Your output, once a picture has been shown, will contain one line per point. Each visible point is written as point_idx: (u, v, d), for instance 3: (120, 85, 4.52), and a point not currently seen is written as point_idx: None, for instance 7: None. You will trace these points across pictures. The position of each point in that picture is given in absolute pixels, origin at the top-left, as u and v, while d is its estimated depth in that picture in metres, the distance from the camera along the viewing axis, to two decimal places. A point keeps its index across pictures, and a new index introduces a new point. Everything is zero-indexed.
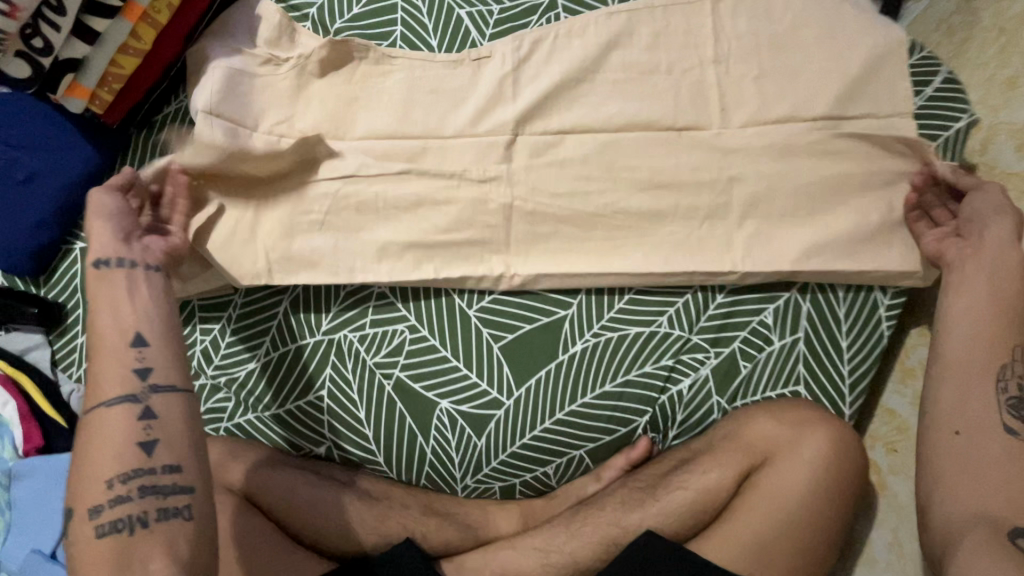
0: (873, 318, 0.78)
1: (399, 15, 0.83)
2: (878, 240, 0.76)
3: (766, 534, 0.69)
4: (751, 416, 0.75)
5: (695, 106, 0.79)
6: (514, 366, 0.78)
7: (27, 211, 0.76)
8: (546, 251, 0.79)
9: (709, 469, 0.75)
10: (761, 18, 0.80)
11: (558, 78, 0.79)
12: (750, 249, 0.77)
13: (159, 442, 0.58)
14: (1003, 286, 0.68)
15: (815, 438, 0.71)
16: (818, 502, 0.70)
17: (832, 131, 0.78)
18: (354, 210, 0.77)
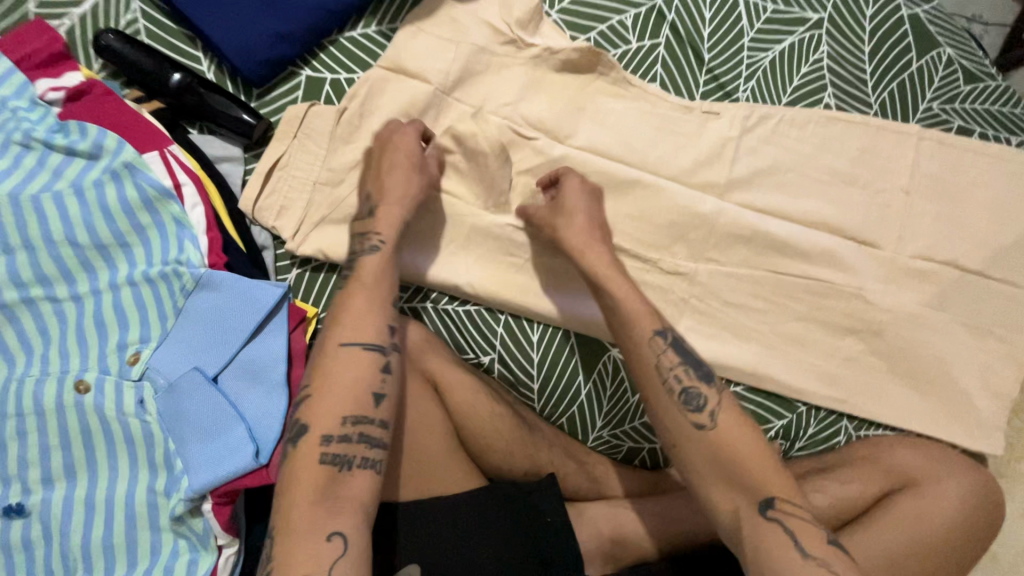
0: (953, 408, 0.85)
1: (660, 42, 0.83)
2: (996, 362, 0.86)
3: (901, 552, 0.74)
4: (885, 445, 0.81)
5: (891, 177, 0.86)
6: (687, 337, 0.80)
7: (279, 20, 0.71)
8: (744, 263, 0.82)
9: (846, 481, 0.79)
10: (967, 142, 0.87)
11: (772, 159, 0.83)
12: (904, 302, 0.85)
13: (385, 397, 0.60)
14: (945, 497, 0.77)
15: (961, 478, 0.78)
16: (952, 537, 0.76)
17: (1010, 231, 0.86)
18: (582, 140, 0.79)
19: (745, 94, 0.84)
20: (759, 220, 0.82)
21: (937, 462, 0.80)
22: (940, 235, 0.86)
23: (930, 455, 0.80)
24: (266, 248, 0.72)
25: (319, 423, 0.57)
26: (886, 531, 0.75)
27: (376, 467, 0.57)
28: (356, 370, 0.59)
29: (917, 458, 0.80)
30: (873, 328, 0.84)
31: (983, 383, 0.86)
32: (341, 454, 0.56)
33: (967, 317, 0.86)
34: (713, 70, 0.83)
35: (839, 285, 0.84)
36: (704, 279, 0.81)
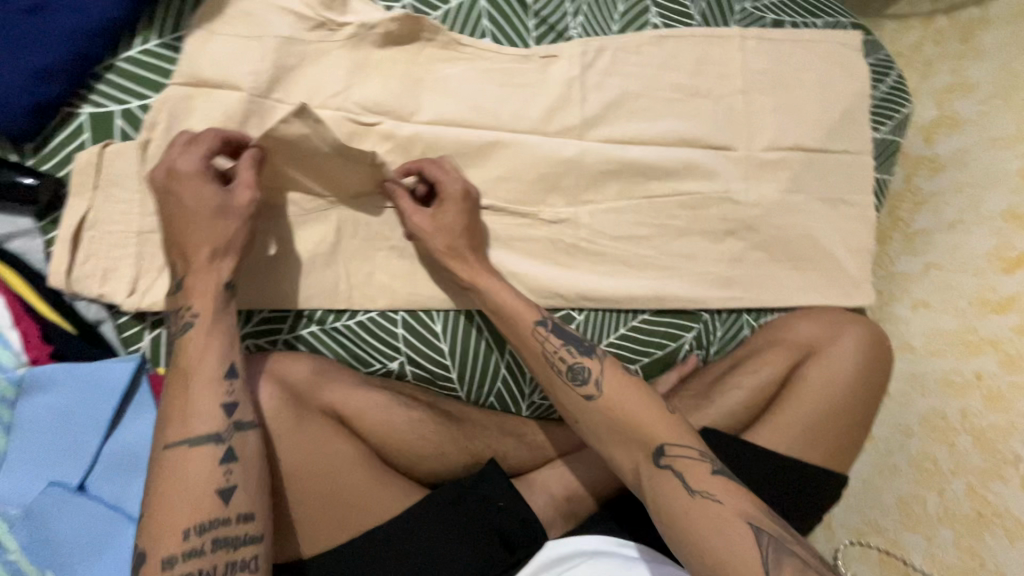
0: (828, 275, 0.94)
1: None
2: (850, 225, 0.96)
3: (818, 418, 0.80)
4: (785, 324, 0.87)
5: (725, 81, 0.91)
6: (586, 282, 0.81)
7: (28, 54, 0.59)
8: (619, 196, 0.83)
9: (759, 366, 0.85)
10: (779, 35, 0.94)
11: (619, 89, 0.84)
12: (768, 193, 0.91)
13: (237, 487, 0.53)
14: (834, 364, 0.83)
15: (851, 331, 0.85)
16: (857, 387, 0.82)
17: (830, 107, 0.96)
18: (428, 112, 0.74)
19: (577, 30, 0.83)
20: (621, 152, 0.83)
21: (828, 323, 0.87)
22: (780, 125, 0.93)
23: (819, 329, 0.86)
24: (103, 321, 0.61)
25: (161, 544, 0.50)
26: (799, 403, 0.80)
27: (248, 566, 0.52)
28: (198, 471, 0.52)
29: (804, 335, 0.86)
30: (748, 224, 0.90)
31: (846, 246, 0.95)
32: (195, 573, 0.49)
33: (820, 192, 0.94)
34: (540, 12, 0.82)
35: (709, 193, 0.88)
36: (588, 221, 0.81)
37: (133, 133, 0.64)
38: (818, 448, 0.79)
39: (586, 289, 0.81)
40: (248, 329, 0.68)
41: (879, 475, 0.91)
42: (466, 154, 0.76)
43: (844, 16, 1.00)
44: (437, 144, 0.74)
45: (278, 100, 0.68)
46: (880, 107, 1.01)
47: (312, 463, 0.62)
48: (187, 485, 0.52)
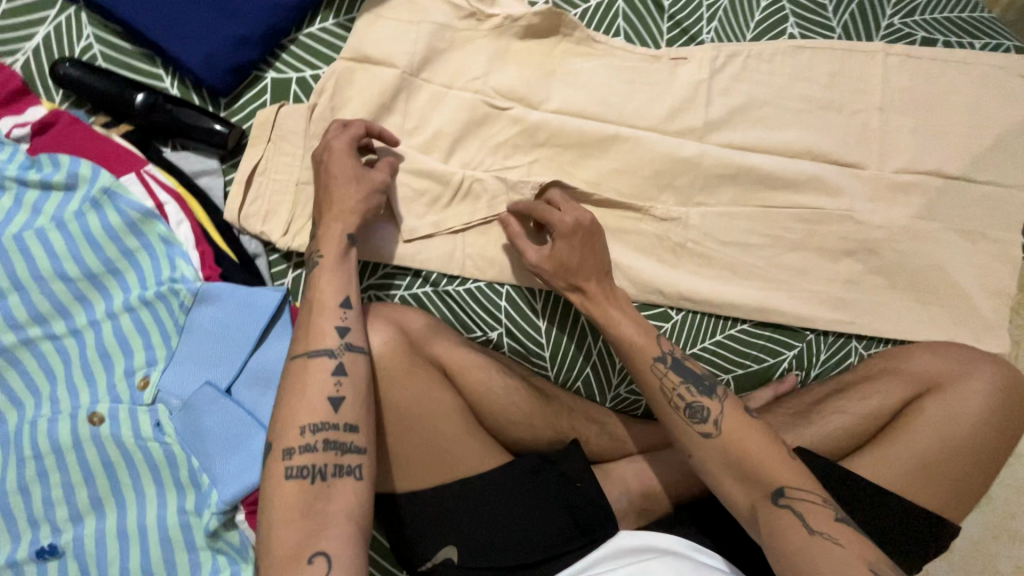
0: (952, 312, 0.88)
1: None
2: (988, 262, 0.88)
3: (930, 457, 0.73)
4: (902, 356, 0.81)
5: (862, 97, 0.87)
6: (689, 282, 0.81)
7: (237, 23, 0.71)
8: (734, 202, 0.82)
9: (867, 397, 0.79)
10: (930, 54, 0.89)
11: (746, 96, 0.83)
12: (897, 217, 0.86)
13: (345, 399, 0.59)
14: (963, 406, 0.75)
15: (985, 372, 0.77)
16: (983, 433, 0.74)
17: (981, 134, 0.89)
18: (556, 102, 0.79)
19: (710, 36, 0.84)
20: (742, 158, 0.82)
21: (958, 360, 0.79)
22: (918, 147, 0.87)
23: (944, 366, 0.79)
24: (259, 255, 0.71)
25: (285, 435, 0.57)
26: (909, 437, 0.74)
27: (354, 471, 0.57)
28: (316, 379, 0.59)
29: (927, 370, 0.79)
30: (870, 246, 0.85)
31: (980, 285, 0.88)
32: (306, 467, 0.56)
33: (957, 222, 0.88)
34: (675, 15, 0.83)
35: (830, 209, 0.84)
36: (699, 222, 0.81)
37: (305, 98, 0.74)
38: (927, 489, 0.71)
39: (688, 289, 0.81)
40: (371, 280, 0.76)
41: (992, 538, 0.87)
42: (588, 144, 0.79)
43: (1010, 38, 0.92)
44: (561, 131, 0.78)
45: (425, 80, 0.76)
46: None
47: (417, 409, 0.67)
48: (312, 400, 0.58)
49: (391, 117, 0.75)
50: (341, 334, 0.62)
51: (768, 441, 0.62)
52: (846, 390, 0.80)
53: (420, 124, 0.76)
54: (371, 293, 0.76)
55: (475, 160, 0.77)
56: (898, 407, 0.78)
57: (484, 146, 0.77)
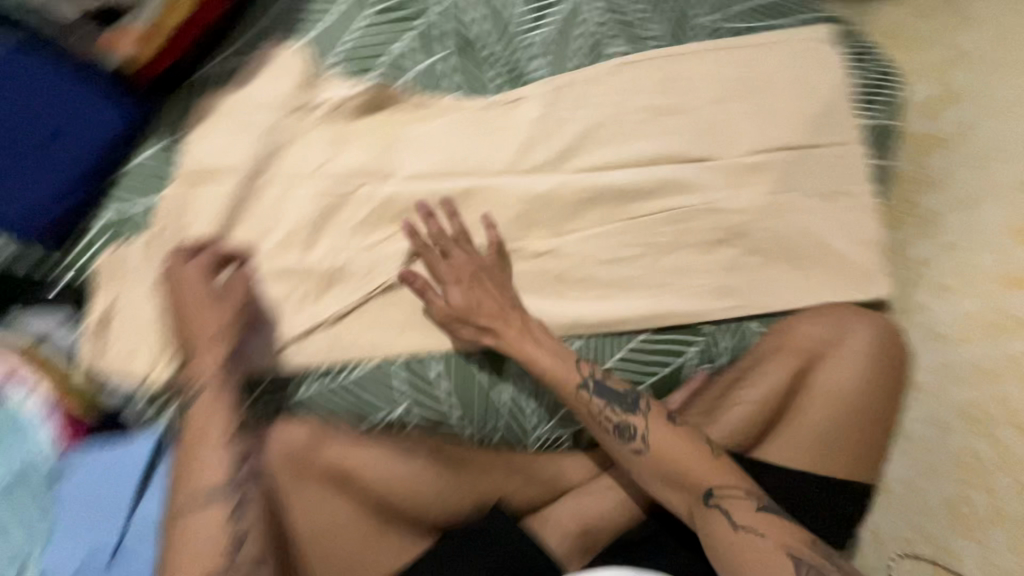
0: (834, 272, 0.92)
1: (444, 53, 0.84)
2: (850, 217, 0.94)
3: (831, 428, 0.79)
4: (788, 330, 0.86)
5: (696, 94, 0.91)
6: (579, 309, 0.82)
7: (59, 175, 0.73)
8: (602, 221, 0.84)
9: (757, 381, 0.84)
10: (747, 40, 0.94)
11: (588, 121, 0.87)
12: (756, 197, 0.90)
13: (247, 535, 0.62)
14: (845, 369, 0.82)
15: (858, 333, 0.84)
16: (868, 391, 0.81)
17: (811, 103, 0.95)
18: (404, 170, 0.79)
19: (539, 73, 0.87)
20: (597, 180, 0.85)
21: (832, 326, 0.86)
22: (759, 128, 0.92)
23: (828, 332, 0.85)
24: (118, 404, 0.71)
25: None
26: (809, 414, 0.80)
27: None
28: (209, 527, 0.60)
29: (812, 339, 0.85)
30: (739, 230, 0.89)
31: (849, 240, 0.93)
32: None
33: (812, 187, 0.93)
34: (502, 61, 0.86)
35: (693, 206, 0.87)
36: (573, 249, 0.83)
37: (149, 224, 0.72)
38: (832, 459, 0.78)
39: (578, 317, 0.82)
40: (255, 395, 0.73)
41: (926, 481, 0.84)
42: (446, 204, 0.80)
43: (812, 11, 0.99)
44: (416, 198, 0.79)
45: (269, 182, 0.76)
46: (868, 96, 0.98)
47: (318, 520, 0.71)
48: (199, 547, 0.60)
49: (242, 228, 0.74)
50: (231, 467, 0.63)
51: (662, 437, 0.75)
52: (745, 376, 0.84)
53: (273, 227, 0.75)
54: (258, 408, 0.73)
55: (338, 247, 0.76)
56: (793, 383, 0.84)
57: (343, 230, 0.77)
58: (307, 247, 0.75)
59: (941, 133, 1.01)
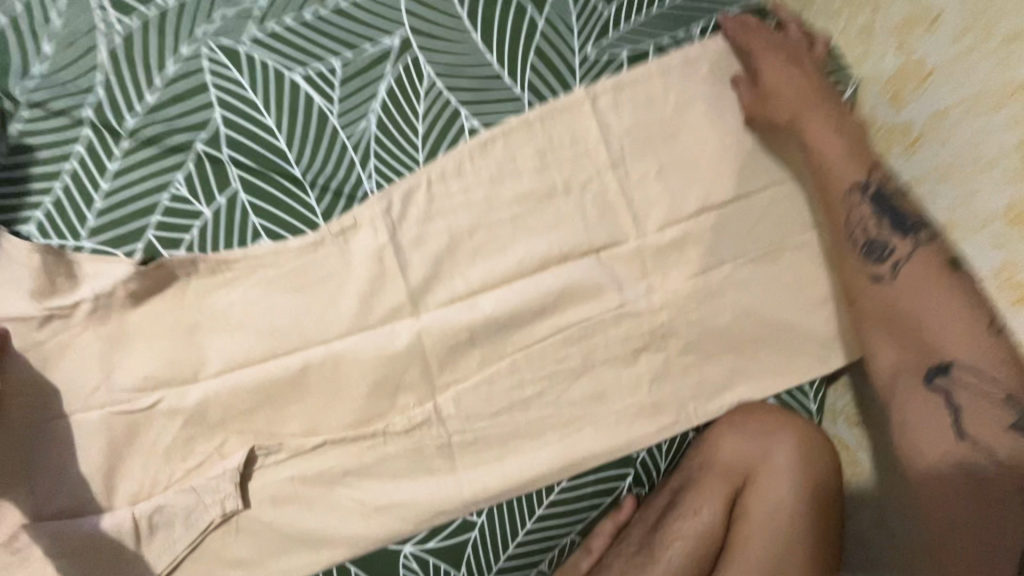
0: (787, 350, 0.75)
1: (235, 186, 0.63)
2: (802, 277, 0.75)
3: (770, 570, 0.68)
4: (716, 441, 0.73)
5: (585, 164, 0.70)
6: (475, 479, 0.67)
7: None
8: (485, 363, 0.67)
9: (698, 511, 0.72)
10: (645, 72, 0.71)
11: (447, 235, 0.66)
12: (678, 284, 0.71)
13: None
14: (782, 488, 0.70)
15: (784, 444, 0.72)
16: (805, 511, 0.70)
17: (740, 138, 0.73)
18: (215, 363, 0.62)
19: (373, 181, 0.66)
20: (471, 312, 0.66)
21: (759, 437, 0.73)
22: (673, 190, 0.72)
23: (758, 443, 0.72)
24: None
25: None
26: (745, 555, 0.68)
27: None
28: None
29: (739, 454, 0.73)
30: (662, 331, 0.71)
31: (804, 308, 0.74)
32: None
33: (749, 251, 0.73)
34: (318, 179, 0.64)
35: (598, 315, 0.70)
36: (453, 409, 0.66)
37: None
38: None
39: (473, 491, 0.66)
40: None
41: None
42: (279, 392, 0.62)
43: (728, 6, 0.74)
44: (237, 396, 0.62)
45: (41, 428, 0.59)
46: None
47: None
48: None
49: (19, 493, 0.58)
50: None
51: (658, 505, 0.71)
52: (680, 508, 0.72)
53: (62, 476, 0.59)
54: None
55: (149, 483, 0.60)
56: (724, 512, 0.73)
57: (152, 459, 0.61)
58: (109, 495, 0.60)
59: None
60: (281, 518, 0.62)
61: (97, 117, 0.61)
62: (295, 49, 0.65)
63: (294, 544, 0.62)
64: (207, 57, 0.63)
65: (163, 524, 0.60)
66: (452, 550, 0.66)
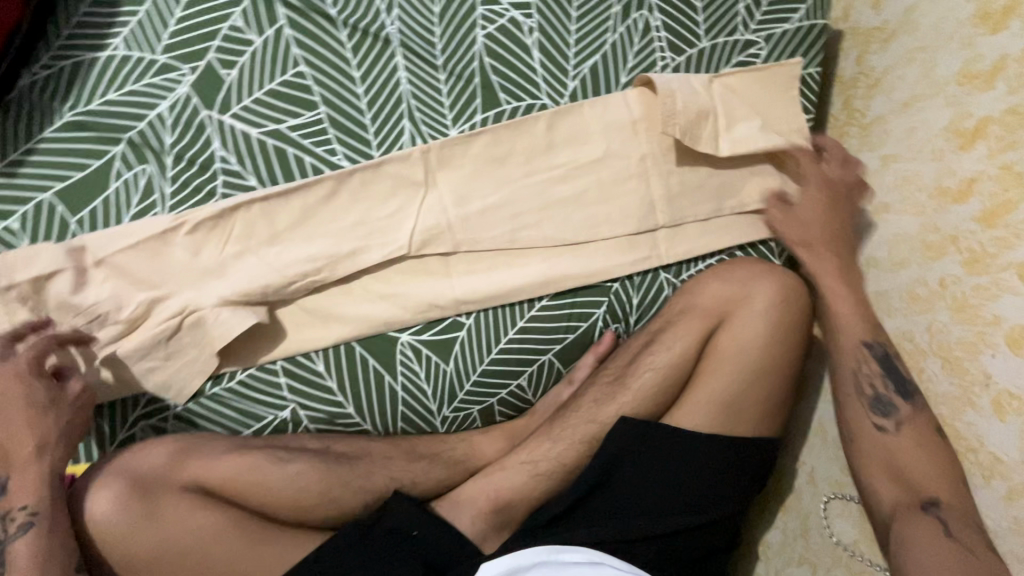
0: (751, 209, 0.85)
1: (283, 24, 0.76)
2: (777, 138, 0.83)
3: (735, 395, 0.77)
4: (692, 287, 0.82)
5: (581, 32, 0.82)
6: (468, 285, 0.78)
7: None
8: (484, 188, 0.78)
9: (668, 344, 0.80)
10: None
11: (453, 76, 0.79)
12: (659, 137, 0.81)
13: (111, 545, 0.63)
14: (754, 325, 0.78)
15: (761, 288, 0.79)
16: (772, 347, 0.78)
17: (713, 22, 0.84)
18: (262, 170, 0.75)
19: (395, 27, 0.78)
20: (470, 143, 0.77)
21: (739, 282, 0.80)
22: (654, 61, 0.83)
23: (738, 288, 0.79)
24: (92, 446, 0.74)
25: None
26: (713, 382, 0.78)
27: None
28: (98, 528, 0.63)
29: (716, 297, 0.80)
30: (639, 177, 0.81)
31: (767, 173, 0.85)
32: None
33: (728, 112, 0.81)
34: (349, 21, 0.77)
35: (584, 157, 0.80)
36: (454, 223, 0.76)
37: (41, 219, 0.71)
38: (737, 418, 0.77)
39: (464, 296, 0.77)
40: (138, 413, 0.73)
41: None
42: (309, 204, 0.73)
43: None
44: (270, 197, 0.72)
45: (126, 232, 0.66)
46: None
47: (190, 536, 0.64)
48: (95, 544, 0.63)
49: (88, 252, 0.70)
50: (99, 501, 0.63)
51: (661, 340, 0.80)
52: (652, 339, 0.81)
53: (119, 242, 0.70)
54: (143, 425, 0.73)
55: (192, 254, 0.71)
56: (697, 350, 0.80)
57: (195, 236, 0.71)
58: (159, 261, 0.71)
59: (886, 24, 0.86)
60: (302, 295, 0.74)
61: None
62: None
63: (314, 322, 0.75)
64: None
65: (204, 290, 0.71)
66: (443, 344, 0.77)
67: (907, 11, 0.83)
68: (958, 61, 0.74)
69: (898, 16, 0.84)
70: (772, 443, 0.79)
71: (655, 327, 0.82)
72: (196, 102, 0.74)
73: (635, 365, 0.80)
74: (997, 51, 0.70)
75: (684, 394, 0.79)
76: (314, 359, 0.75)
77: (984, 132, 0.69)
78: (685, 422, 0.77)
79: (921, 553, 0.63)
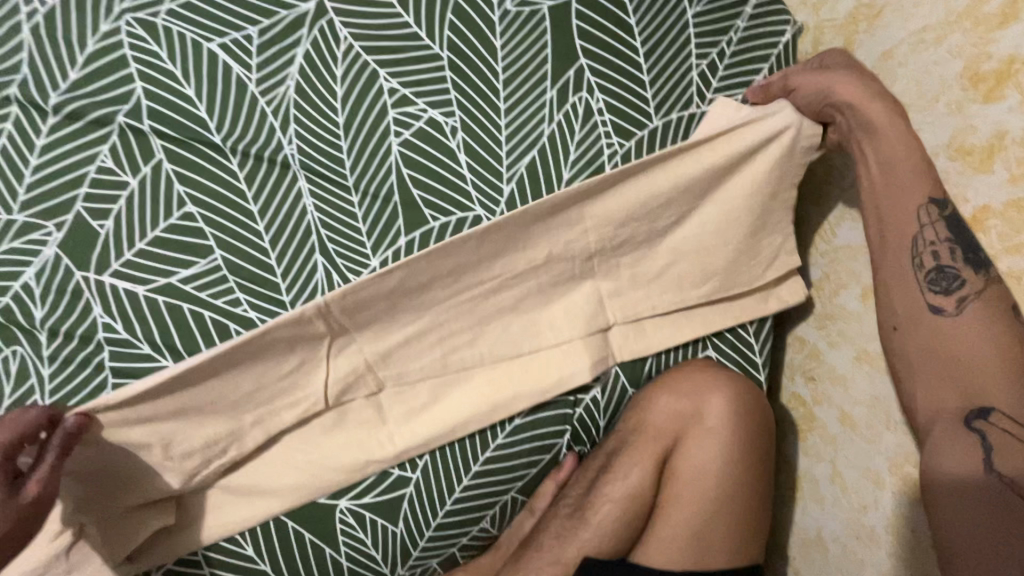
0: (720, 302, 0.76)
1: (161, 157, 0.65)
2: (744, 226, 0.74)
3: (705, 526, 0.70)
4: (644, 402, 0.74)
5: (511, 123, 0.71)
6: (406, 433, 0.68)
7: None
8: (412, 319, 0.68)
9: (627, 473, 0.72)
10: (565, 30, 0.71)
11: (368, 193, 0.68)
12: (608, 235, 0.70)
13: None
14: (711, 447, 0.72)
15: (715, 400, 0.72)
16: (735, 467, 0.71)
17: (663, 93, 0.73)
18: (152, 336, 0.64)
19: (294, 146, 0.67)
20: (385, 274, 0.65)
21: (691, 395, 0.73)
22: (596, 146, 0.72)
23: (692, 403, 0.72)
24: None
25: None
26: (681, 515, 0.70)
27: None
28: None
29: (679, 414, 0.73)
30: (588, 283, 0.72)
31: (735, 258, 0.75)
32: None
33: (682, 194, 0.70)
34: (239, 147, 0.66)
35: (521, 269, 0.68)
36: (381, 366, 0.67)
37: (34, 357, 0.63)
38: (713, 553, 0.70)
39: (402, 447, 0.68)
40: None
41: (855, 539, 0.71)
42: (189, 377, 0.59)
43: None
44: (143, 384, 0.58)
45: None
46: (744, 57, 0.76)
47: None
48: None
49: None
50: None
51: (627, 469, 0.72)
52: (613, 462, 0.73)
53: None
54: None
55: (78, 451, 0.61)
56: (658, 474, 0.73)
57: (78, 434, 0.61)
58: None
59: None
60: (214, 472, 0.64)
61: (23, 96, 0.63)
62: (211, 19, 0.65)
63: (235, 498, 0.66)
64: (126, 31, 0.64)
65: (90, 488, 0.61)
66: (386, 504, 0.69)
67: (883, 57, 0.71)
68: (948, 129, 0.64)
69: (875, 63, 0.72)
70: (753, 572, 0.71)
71: (624, 448, 0.73)
72: (67, 264, 0.63)
73: (600, 496, 0.72)
74: (993, 124, 0.59)
75: (652, 526, 0.72)
76: (240, 539, 0.66)
77: (984, 225, 0.61)
78: (658, 562, 0.70)
79: (954, 465, 0.58)
